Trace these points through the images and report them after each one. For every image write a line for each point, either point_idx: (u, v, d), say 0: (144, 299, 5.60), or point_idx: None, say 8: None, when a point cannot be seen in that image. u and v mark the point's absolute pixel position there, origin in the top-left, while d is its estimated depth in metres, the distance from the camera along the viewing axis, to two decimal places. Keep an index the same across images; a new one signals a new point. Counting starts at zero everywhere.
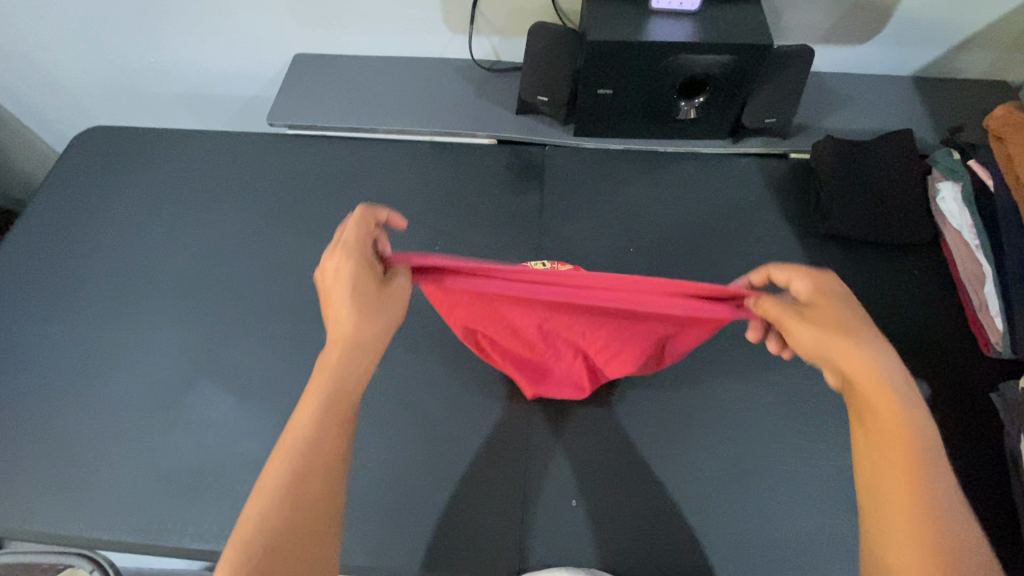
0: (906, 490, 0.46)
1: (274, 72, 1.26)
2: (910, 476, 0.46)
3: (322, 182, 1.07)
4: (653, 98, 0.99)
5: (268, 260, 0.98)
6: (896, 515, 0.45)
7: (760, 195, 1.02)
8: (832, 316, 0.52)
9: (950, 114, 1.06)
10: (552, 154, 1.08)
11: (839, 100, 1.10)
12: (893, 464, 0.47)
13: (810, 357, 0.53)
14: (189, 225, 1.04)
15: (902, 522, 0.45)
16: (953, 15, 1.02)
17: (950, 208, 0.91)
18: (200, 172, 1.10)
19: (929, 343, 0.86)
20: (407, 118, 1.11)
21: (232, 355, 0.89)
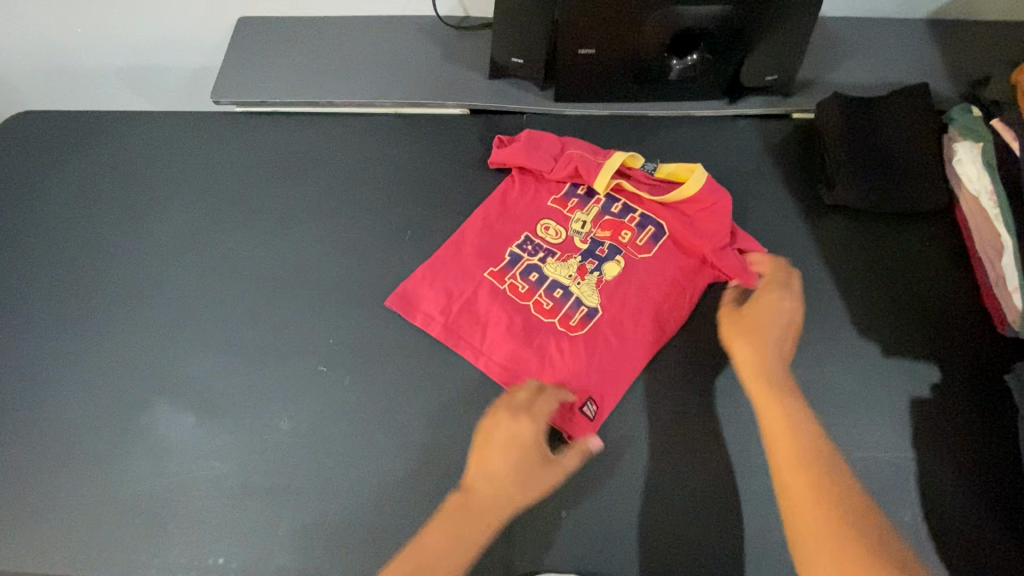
0: (813, 479, 0.61)
1: (219, 39, 1.13)
2: (807, 472, 0.61)
3: (276, 165, 0.96)
4: (642, 56, 0.89)
5: (222, 260, 0.89)
6: (809, 520, 0.58)
7: (759, 162, 0.93)
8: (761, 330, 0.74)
9: (967, 61, 0.97)
10: (531, 122, 0.97)
11: (845, 50, 0.99)
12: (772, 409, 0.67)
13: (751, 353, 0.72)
14: (134, 222, 0.94)
15: (814, 526, 0.58)
16: None
17: (966, 171, 0.83)
18: (141, 161, 0.99)
19: (939, 321, 0.80)
20: (368, 88, 0.99)
21: (190, 367, 0.82)
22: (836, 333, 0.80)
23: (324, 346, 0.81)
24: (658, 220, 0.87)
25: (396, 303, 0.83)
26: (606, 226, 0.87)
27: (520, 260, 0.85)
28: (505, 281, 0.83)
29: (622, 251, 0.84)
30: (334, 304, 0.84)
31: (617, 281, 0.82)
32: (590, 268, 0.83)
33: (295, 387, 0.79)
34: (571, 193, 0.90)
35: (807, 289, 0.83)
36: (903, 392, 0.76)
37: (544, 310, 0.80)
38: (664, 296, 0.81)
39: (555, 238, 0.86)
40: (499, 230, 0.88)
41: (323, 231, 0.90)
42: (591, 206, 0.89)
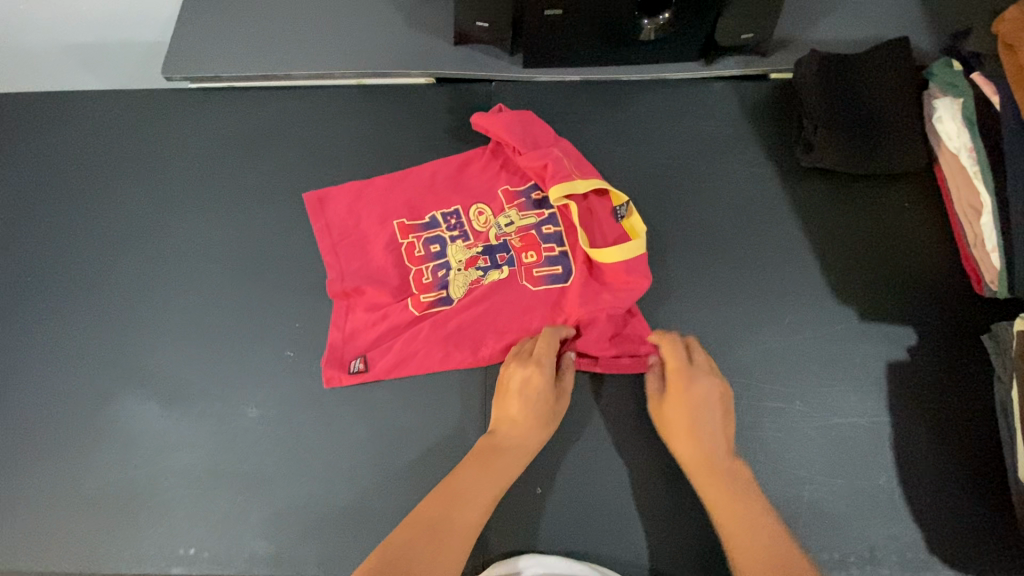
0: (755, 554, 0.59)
1: (171, 10, 1.09)
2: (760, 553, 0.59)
3: (233, 143, 0.92)
4: (611, 17, 0.84)
5: (180, 244, 0.85)
6: None
7: (736, 124, 0.90)
8: (674, 411, 0.69)
9: (951, 13, 0.93)
10: (499, 90, 0.93)
11: (825, 5, 0.95)
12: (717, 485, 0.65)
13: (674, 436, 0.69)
14: (84, 207, 0.89)
15: None
16: None
17: (948, 129, 0.80)
18: (85, 141, 0.93)
19: (917, 283, 0.79)
20: (328, 59, 0.94)
21: (150, 357, 0.79)
22: (813, 299, 0.79)
23: (290, 330, 0.79)
24: (572, 264, 0.79)
25: (320, 233, 0.84)
26: (544, 246, 0.81)
27: (435, 228, 0.83)
28: (408, 237, 0.82)
29: (514, 268, 0.79)
30: (299, 287, 0.82)
31: (498, 291, 0.78)
32: (480, 264, 0.80)
33: (262, 372, 0.77)
34: (526, 192, 0.85)
35: (784, 255, 0.81)
36: (880, 356, 0.76)
37: (419, 282, 0.79)
38: (514, 329, 0.76)
39: (479, 224, 0.83)
40: (440, 191, 0.86)
41: (285, 211, 0.87)
42: (531, 214, 0.83)
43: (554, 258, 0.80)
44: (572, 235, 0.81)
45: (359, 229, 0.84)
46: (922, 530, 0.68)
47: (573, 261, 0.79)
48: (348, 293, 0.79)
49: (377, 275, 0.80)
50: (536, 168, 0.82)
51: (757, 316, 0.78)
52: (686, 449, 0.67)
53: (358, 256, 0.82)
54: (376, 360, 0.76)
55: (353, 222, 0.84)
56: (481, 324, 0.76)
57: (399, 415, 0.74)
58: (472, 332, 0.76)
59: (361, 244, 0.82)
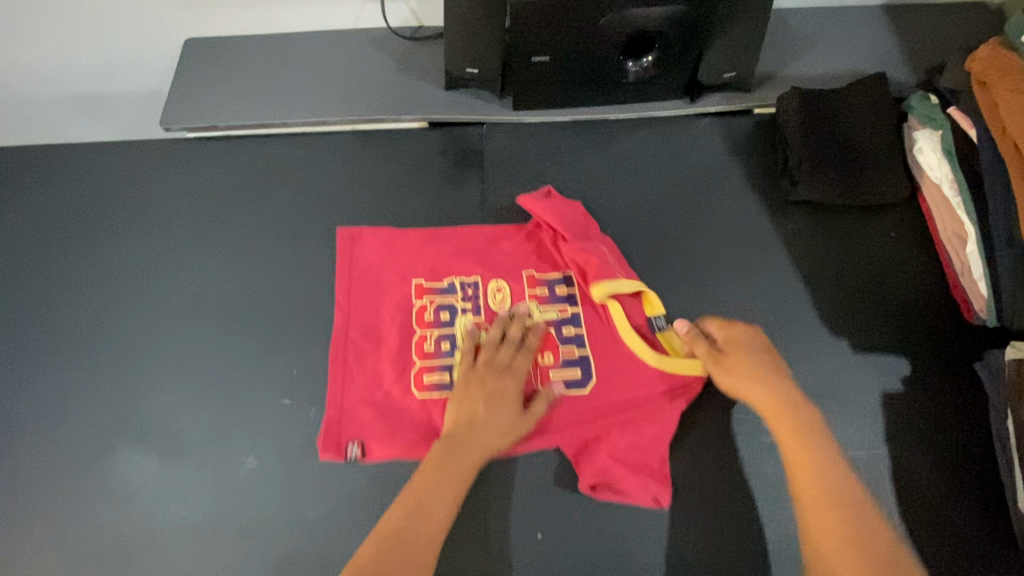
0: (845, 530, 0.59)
1: (168, 63, 1.10)
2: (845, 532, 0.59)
3: (231, 190, 0.93)
4: (597, 62, 0.87)
5: (177, 293, 0.86)
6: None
7: (722, 158, 0.92)
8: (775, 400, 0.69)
9: (924, 47, 0.97)
10: (490, 133, 0.95)
11: (803, 41, 0.99)
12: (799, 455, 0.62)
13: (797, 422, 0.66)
14: (82, 259, 0.90)
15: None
16: None
17: (927, 159, 0.82)
18: (84, 191, 0.95)
19: (908, 312, 0.80)
20: (323, 107, 0.97)
21: (148, 409, 0.79)
22: (806, 331, 0.79)
23: (288, 377, 0.80)
24: (591, 366, 0.76)
25: (342, 268, 0.85)
26: (564, 346, 0.77)
27: (450, 295, 0.82)
28: (422, 298, 0.82)
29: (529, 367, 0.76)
30: (296, 333, 0.82)
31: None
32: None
33: (260, 421, 0.77)
34: (550, 278, 0.82)
35: (775, 288, 0.82)
36: (876, 387, 0.76)
37: (421, 348, 0.78)
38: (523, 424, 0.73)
39: (494, 301, 0.81)
40: (449, 254, 0.85)
41: (282, 257, 0.88)
42: (554, 308, 0.80)
43: (572, 359, 0.76)
44: (596, 340, 0.78)
45: (363, 280, 0.84)
46: (927, 565, 0.68)
47: (592, 365, 0.76)
48: (344, 340, 0.80)
49: (374, 327, 0.81)
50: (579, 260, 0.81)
51: None
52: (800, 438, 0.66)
53: (355, 302, 0.83)
54: (362, 429, 0.75)
55: (351, 267, 0.85)
56: None
57: (396, 458, 0.74)
58: None
59: (365, 295, 0.83)
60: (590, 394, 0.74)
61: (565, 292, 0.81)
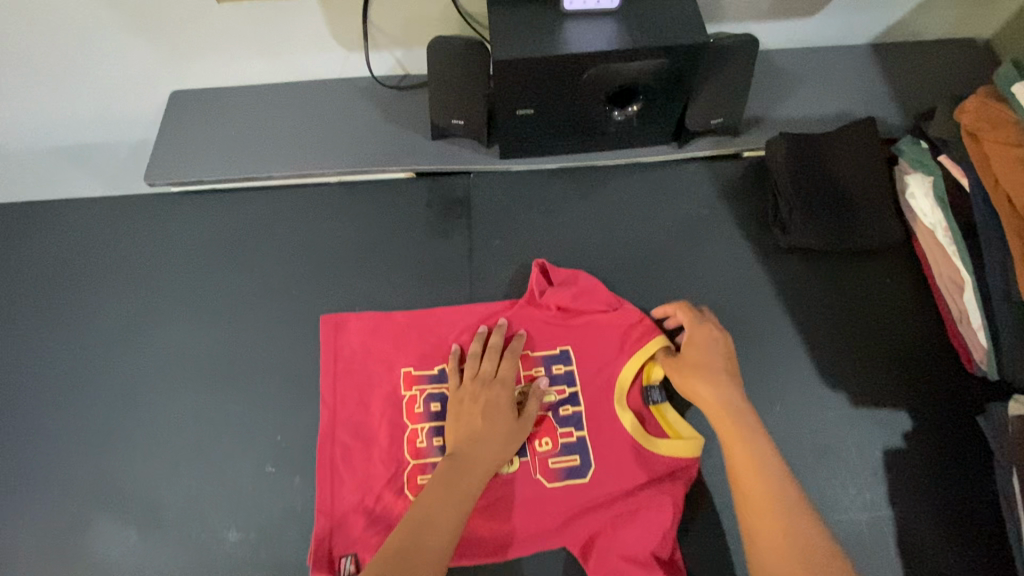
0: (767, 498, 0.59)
1: (152, 111, 1.09)
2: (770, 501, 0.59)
3: (215, 246, 0.92)
4: (584, 113, 0.86)
5: (159, 355, 0.84)
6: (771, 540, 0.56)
7: (713, 205, 0.91)
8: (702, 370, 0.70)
9: (912, 88, 0.96)
10: (478, 182, 0.94)
11: (791, 83, 0.98)
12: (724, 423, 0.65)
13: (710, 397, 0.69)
14: (62, 320, 0.88)
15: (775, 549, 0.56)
16: None
17: (920, 206, 0.81)
18: (65, 249, 0.93)
19: (908, 364, 0.78)
20: (308, 159, 0.96)
21: (128, 480, 0.77)
22: (803, 385, 0.77)
23: (272, 443, 0.78)
24: (591, 453, 0.73)
25: (325, 360, 0.81)
26: (561, 431, 0.74)
27: (442, 383, 0.79)
28: (411, 390, 0.79)
29: (526, 458, 0.73)
30: (281, 397, 0.80)
31: (506, 483, 0.72)
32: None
33: (244, 491, 0.75)
34: (546, 358, 0.79)
35: (769, 339, 0.80)
36: (877, 444, 0.74)
37: (413, 445, 0.75)
38: (526, 522, 0.70)
39: None
40: (440, 331, 0.82)
41: (267, 315, 0.86)
42: (552, 389, 0.76)
43: (570, 445, 0.74)
44: (595, 425, 0.75)
45: (350, 358, 0.81)
46: None
47: (593, 452, 0.73)
48: (331, 405, 0.78)
49: (365, 395, 0.79)
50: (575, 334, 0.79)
51: None
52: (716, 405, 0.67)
53: (343, 367, 0.81)
54: (356, 541, 0.71)
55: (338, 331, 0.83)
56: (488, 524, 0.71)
57: None
58: (482, 534, 0.71)
59: (355, 369, 0.81)
60: (591, 483, 0.72)
61: (562, 372, 0.78)
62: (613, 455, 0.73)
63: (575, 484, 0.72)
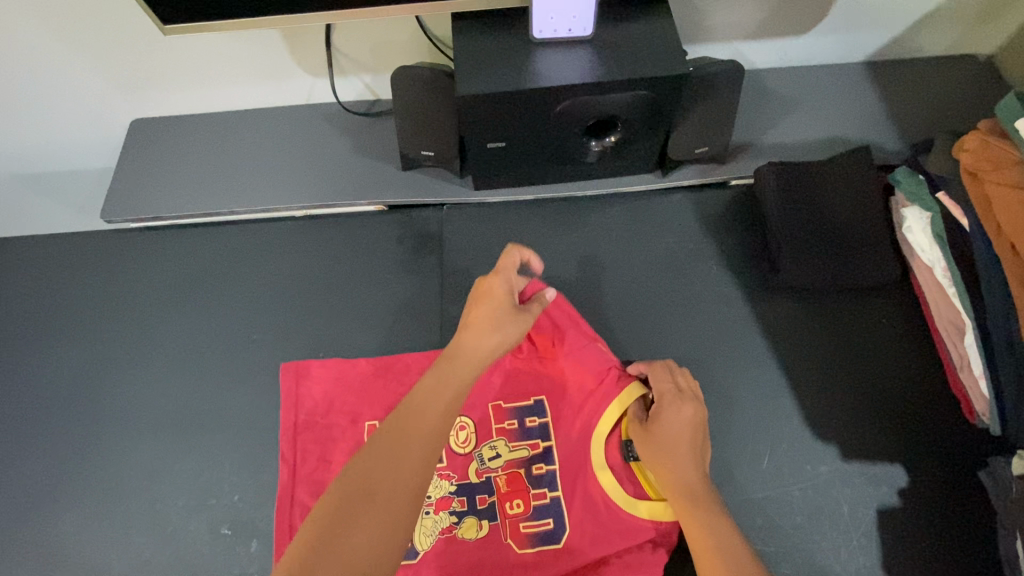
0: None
1: (114, 140, 1.04)
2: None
3: (174, 286, 0.88)
4: (558, 145, 0.81)
5: (113, 408, 0.80)
6: None
7: (698, 239, 0.86)
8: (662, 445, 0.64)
9: (908, 111, 0.91)
10: (450, 216, 0.90)
11: (780, 107, 0.93)
12: (690, 527, 0.59)
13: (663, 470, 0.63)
14: (13, 367, 0.84)
15: None
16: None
17: (919, 241, 0.76)
18: (19, 292, 0.89)
19: (903, 413, 0.73)
20: (272, 193, 0.92)
21: (77, 544, 0.73)
22: (791, 437, 0.73)
23: (229, 503, 0.74)
24: (566, 517, 0.69)
25: (287, 410, 0.77)
26: (534, 492, 0.70)
27: None
28: None
29: (497, 521, 0.69)
30: (240, 452, 0.76)
31: (475, 549, 0.68)
32: (454, 506, 0.70)
33: (199, 555, 0.71)
34: (519, 411, 0.74)
35: (756, 386, 0.76)
36: (870, 503, 0.69)
37: None
38: None
39: (458, 443, 0.73)
40: (409, 378, 0.78)
41: (227, 362, 0.82)
42: (524, 444, 0.73)
43: (543, 508, 0.69)
44: (571, 485, 0.70)
45: (312, 408, 0.77)
46: None
47: (568, 516, 0.69)
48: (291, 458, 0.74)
49: (326, 450, 0.75)
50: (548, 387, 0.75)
51: (732, 462, 0.71)
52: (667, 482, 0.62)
53: (307, 417, 0.77)
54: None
55: (299, 376, 0.79)
56: None
57: None
58: None
59: (317, 419, 0.76)
60: (566, 549, 0.67)
61: (536, 425, 0.73)
62: (588, 519, 0.68)
63: (549, 550, 0.67)
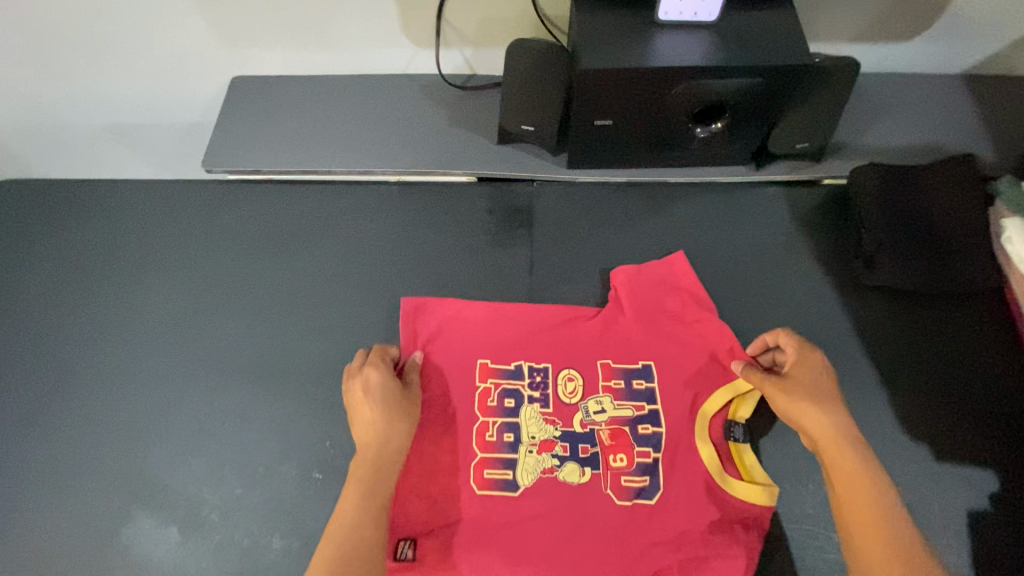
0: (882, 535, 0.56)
1: (210, 96, 1.07)
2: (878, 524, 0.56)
3: (271, 239, 0.90)
4: (664, 127, 0.82)
5: (209, 350, 0.83)
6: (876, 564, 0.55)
7: (790, 233, 0.86)
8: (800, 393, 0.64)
9: (1008, 124, 0.91)
10: (541, 191, 0.91)
11: (877, 110, 0.93)
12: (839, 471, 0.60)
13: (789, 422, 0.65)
14: (115, 303, 0.87)
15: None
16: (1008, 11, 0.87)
17: (1020, 251, 0.77)
18: (123, 232, 0.93)
19: (996, 421, 0.73)
20: (367, 156, 0.93)
21: (171, 476, 0.75)
22: (882, 434, 0.73)
23: (320, 449, 0.75)
24: (664, 480, 0.70)
25: (404, 331, 0.79)
26: (638, 449, 0.71)
27: (518, 379, 0.76)
28: (486, 381, 0.75)
29: (598, 471, 0.70)
30: (331, 401, 0.78)
31: (574, 494, 0.69)
32: (557, 450, 0.71)
33: (289, 496, 0.73)
34: (628, 372, 0.75)
35: (845, 380, 0.76)
36: (960, 505, 0.69)
37: (482, 437, 0.73)
38: (586, 541, 0.67)
39: (566, 392, 0.74)
40: (524, 325, 0.79)
41: (319, 315, 0.84)
42: (630, 404, 0.74)
43: (646, 467, 0.70)
44: (673, 449, 0.71)
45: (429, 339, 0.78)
46: None
47: (665, 480, 0.70)
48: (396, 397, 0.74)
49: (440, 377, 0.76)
50: (658, 351, 0.76)
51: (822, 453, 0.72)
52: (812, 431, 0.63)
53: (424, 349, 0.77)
54: (417, 525, 0.69)
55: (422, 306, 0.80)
56: (547, 542, 0.67)
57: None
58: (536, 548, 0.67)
59: (434, 352, 0.77)
60: (661, 508, 0.68)
61: (644, 389, 0.74)
62: (688, 482, 0.69)
63: (642, 511, 0.68)
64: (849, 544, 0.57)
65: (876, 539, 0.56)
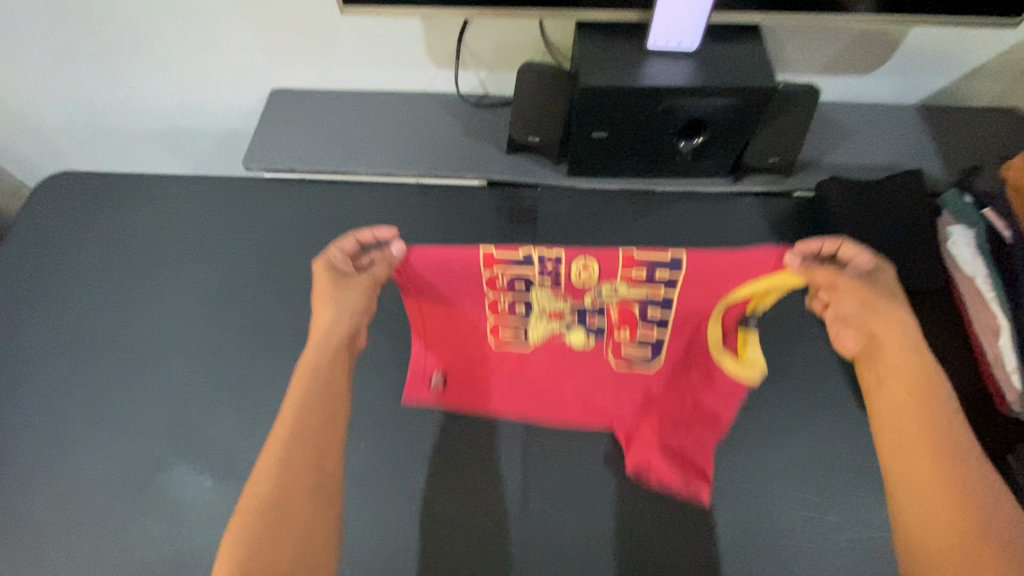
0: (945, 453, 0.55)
1: (251, 105, 1.20)
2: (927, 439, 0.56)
3: (305, 230, 1.02)
4: (652, 140, 0.93)
5: (247, 322, 0.93)
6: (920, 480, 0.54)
7: (763, 237, 0.98)
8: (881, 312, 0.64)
9: (957, 147, 1.03)
10: (544, 195, 1.03)
11: (842, 133, 1.06)
12: (913, 393, 0.59)
13: (861, 329, 0.65)
14: (163, 281, 0.98)
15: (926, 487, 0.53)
16: (953, 51, 1.00)
17: (961, 253, 0.87)
18: (173, 222, 1.05)
19: None
20: (391, 160, 1.05)
21: (208, 430, 0.84)
22: None
23: None
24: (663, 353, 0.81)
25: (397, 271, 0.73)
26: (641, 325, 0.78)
27: (526, 268, 0.73)
28: (491, 270, 0.73)
29: (601, 338, 0.81)
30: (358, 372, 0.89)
31: (578, 354, 0.83)
32: (567, 319, 0.79)
33: None
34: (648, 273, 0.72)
35: (807, 367, 0.89)
36: None
37: (495, 308, 0.79)
38: (587, 399, 0.85)
39: (579, 280, 0.73)
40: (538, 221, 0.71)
41: None
42: (645, 288, 0.74)
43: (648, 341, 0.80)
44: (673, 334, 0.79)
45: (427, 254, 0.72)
46: None
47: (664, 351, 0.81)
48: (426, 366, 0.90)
49: (439, 266, 0.73)
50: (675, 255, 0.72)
51: (785, 427, 0.84)
52: (886, 339, 0.63)
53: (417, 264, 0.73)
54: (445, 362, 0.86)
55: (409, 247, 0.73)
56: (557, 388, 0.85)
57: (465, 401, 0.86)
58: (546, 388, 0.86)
59: (434, 260, 0.73)
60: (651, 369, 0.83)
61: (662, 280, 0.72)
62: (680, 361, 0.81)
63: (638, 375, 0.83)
64: (897, 453, 0.56)
65: (934, 453, 0.54)
